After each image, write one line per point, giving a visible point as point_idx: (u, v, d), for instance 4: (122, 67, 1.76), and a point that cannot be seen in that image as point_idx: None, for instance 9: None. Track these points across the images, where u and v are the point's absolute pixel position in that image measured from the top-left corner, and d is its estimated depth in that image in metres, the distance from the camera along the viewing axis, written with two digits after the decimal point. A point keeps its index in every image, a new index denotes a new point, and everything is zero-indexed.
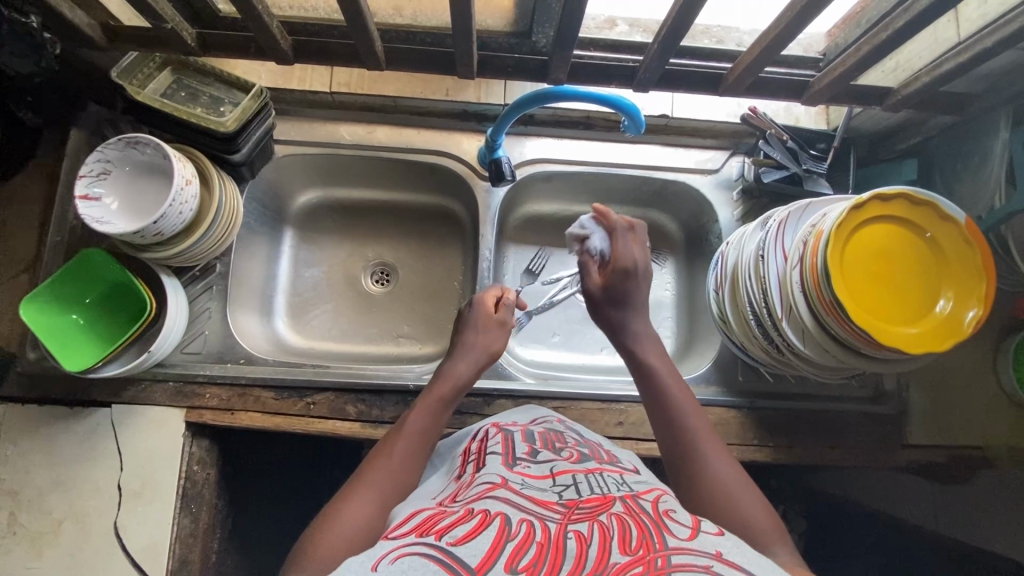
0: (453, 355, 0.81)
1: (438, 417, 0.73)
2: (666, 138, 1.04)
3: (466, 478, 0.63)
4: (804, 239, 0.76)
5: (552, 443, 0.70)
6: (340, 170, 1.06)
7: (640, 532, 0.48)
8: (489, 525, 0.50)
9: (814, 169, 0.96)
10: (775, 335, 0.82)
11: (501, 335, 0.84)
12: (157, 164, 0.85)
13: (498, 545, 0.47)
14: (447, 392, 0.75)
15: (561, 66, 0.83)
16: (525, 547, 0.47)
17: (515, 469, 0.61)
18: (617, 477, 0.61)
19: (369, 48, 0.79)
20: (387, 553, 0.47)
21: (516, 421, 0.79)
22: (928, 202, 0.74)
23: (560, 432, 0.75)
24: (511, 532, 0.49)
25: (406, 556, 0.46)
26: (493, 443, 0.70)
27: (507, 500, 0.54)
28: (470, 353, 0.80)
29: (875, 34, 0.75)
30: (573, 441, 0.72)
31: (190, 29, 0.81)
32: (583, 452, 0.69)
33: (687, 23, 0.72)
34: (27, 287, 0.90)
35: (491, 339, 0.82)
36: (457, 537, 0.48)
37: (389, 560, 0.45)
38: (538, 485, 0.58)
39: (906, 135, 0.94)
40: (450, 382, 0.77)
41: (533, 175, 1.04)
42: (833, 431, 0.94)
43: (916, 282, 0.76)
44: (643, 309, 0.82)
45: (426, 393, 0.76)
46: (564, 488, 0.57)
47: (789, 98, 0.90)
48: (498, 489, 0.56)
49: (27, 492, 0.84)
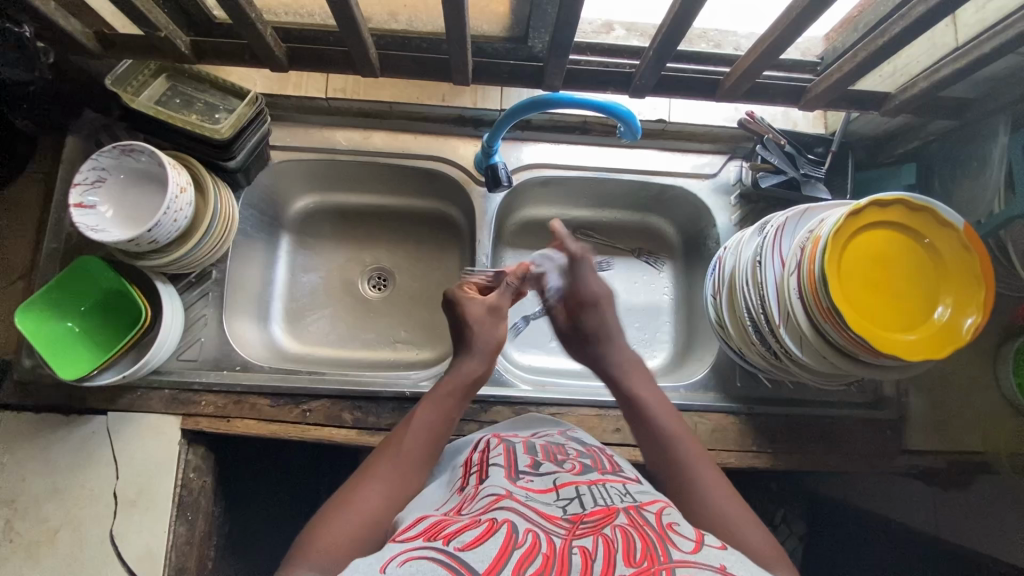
0: (462, 351, 0.79)
1: (452, 412, 0.73)
2: (663, 143, 1.04)
3: (470, 490, 0.62)
4: (801, 244, 0.76)
5: (554, 455, 0.70)
6: (336, 175, 1.06)
7: (644, 545, 0.48)
8: (496, 533, 0.50)
9: (813, 174, 0.94)
10: (773, 342, 0.82)
11: (498, 320, 0.81)
12: (152, 172, 0.85)
13: (504, 553, 0.47)
14: (454, 387, 0.75)
15: (557, 73, 0.83)
16: (531, 557, 0.47)
17: (519, 483, 0.61)
18: (620, 488, 0.61)
19: (364, 54, 0.78)
20: (396, 555, 0.47)
21: (518, 434, 0.79)
22: (926, 208, 0.73)
23: (562, 444, 0.74)
24: (518, 541, 0.49)
25: (415, 559, 0.46)
26: (494, 454, 0.69)
27: (512, 510, 0.54)
28: (476, 350, 0.78)
29: (873, 40, 0.74)
30: (575, 453, 0.71)
31: (185, 37, 0.80)
32: (584, 462, 0.69)
33: (684, 28, 0.72)
34: (22, 294, 0.90)
35: (486, 333, 0.79)
36: (465, 544, 0.48)
37: (398, 564, 0.45)
38: (542, 497, 0.58)
39: (904, 139, 0.93)
40: (460, 377, 0.76)
41: (531, 180, 1.03)
42: (831, 436, 0.94)
43: (913, 301, 0.75)
44: (616, 339, 0.82)
45: (434, 390, 0.75)
46: (568, 502, 0.57)
47: (787, 104, 0.89)
48: (504, 500, 0.56)
49: (22, 501, 0.83)
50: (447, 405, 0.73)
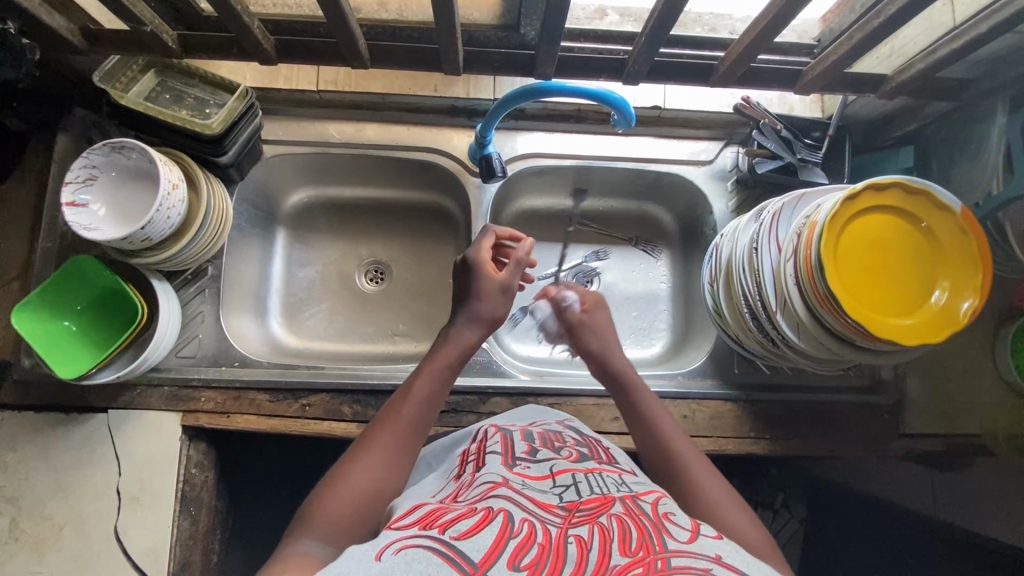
0: (462, 317, 0.74)
1: (446, 383, 0.71)
2: (658, 130, 1.03)
3: (466, 477, 0.63)
4: (799, 230, 0.76)
5: (551, 442, 0.70)
6: (329, 169, 1.05)
7: (640, 535, 0.48)
8: (492, 521, 0.50)
9: (810, 159, 0.93)
10: (770, 328, 0.81)
11: (507, 300, 0.76)
12: (143, 169, 0.84)
13: (500, 542, 0.47)
14: (451, 358, 0.72)
15: (548, 61, 0.82)
16: (527, 546, 0.47)
17: (516, 469, 0.61)
18: (617, 477, 0.62)
19: (353, 46, 0.77)
20: (391, 543, 0.47)
21: (515, 422, 0.79)
22: (923, 190, 0.73)
23: (559, 431, 0.75)
24: (514, 530, 0.49)
25: (410, 547, 0.46)
26: (492, 442, 0.70)
27: (509, 498, 0.54)
28: (476, 318, 0.74)
29: (868, 22, 0.73)
30: (572, 441, 0.72)
31: (171, 30, 0.79)
32: (582, 451, 0.69)
33: (676, 13, 0.71)
34: (19, 294, 0.90)
35: (491, 308, 0.75)
36: (460, 532, 0.49)
37: (393, 552, 0.45)
38: (539, 485, 0.59)
39: (901, 122, 0.92)
40: (457, 348, 0.72)
41: (524, 170, 1.03)
42: (830, 421, 0.94)
43: (910, 287, 0.75)
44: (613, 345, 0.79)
45: (431, 357, 0.72)
46: (564, 489, 0.58)
47: (782, 88, 0.88)
48: (500, 487, 0.56)
49: (27, 498, 0.84)
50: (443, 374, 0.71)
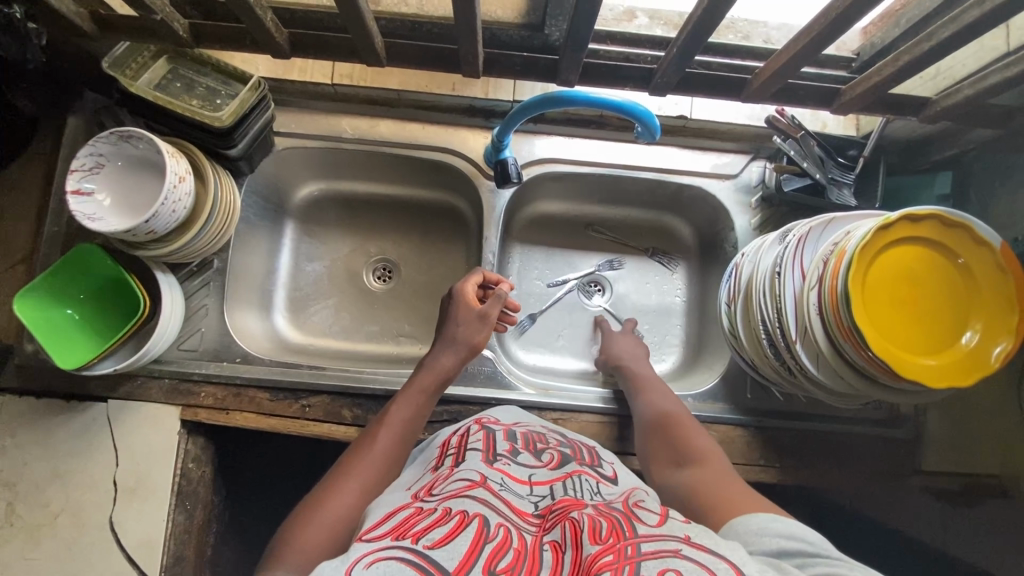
0: (441, 344, 0.79)
1: (424, 408, 0.74)
2: (683, 140, 0.99)
3: (444, 470, 0.61)
4: (826, 258, 0.73)
5: (533, 444, 0.68)
6: (341, 163, 1.03)
7: (609, 524, 0.48)
8: (467, 527, 0.48)
9: (840, 179, 0.89)
10: (787, 356, 0.78)
11: (484, 328, 0.80)
12: (150, 158, 0.82)
13: (475, 548, 0.46)
14: (429, 384, 0.76)
15: (571, 68, 0.78)
16: (503, 551, 0.46)
17: (495, 466, 0.60)
18: (594, 483, 0.60)
19: (368, 43, 0.74)
20: (362, 557, 0.44)
21: (499, 419, 0.75)
22: (962, 224, 0.69)
23: (542, 433, 0.72)
24: (489, 534, 0.48)
25: (383, 560, 0.43)
26: (473, 438, 0.67)
27: (484, 502, 0.52)
28: (453, 345, 0.79)
29: (917, 43, 0.69)
30: (554, 442, 0.70)
31: (183, 19, 0.76)
32: (564, 452, 0.67)
33: (712, 26, 0.67)
34: (24, 278, 0.89)
35: (468, 333, 0.80)
36: (435, 540, 0.46)
37: (364, 565, 0.43)
38: (516, 489, 0.57)
39: (941, 146, 0.87)
40: (435, 374, 0.76)
41: (541, 175, 0.99)
42: (840, 454, 0.91)
43: (940, 324, 0.71)
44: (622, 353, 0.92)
45: (409, 385, 0.76)
46: (540, 498, 0.56)
47: (816, 107, 0.83)
48: (476, 487, 0.54)
49: (23, 484, 0.84)
50: (419, 401, 0.74)
